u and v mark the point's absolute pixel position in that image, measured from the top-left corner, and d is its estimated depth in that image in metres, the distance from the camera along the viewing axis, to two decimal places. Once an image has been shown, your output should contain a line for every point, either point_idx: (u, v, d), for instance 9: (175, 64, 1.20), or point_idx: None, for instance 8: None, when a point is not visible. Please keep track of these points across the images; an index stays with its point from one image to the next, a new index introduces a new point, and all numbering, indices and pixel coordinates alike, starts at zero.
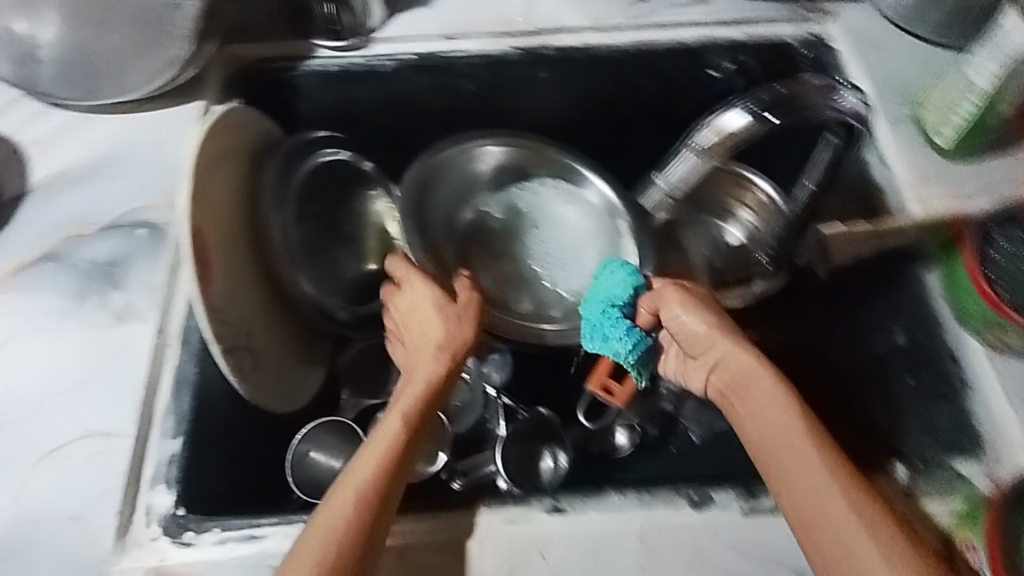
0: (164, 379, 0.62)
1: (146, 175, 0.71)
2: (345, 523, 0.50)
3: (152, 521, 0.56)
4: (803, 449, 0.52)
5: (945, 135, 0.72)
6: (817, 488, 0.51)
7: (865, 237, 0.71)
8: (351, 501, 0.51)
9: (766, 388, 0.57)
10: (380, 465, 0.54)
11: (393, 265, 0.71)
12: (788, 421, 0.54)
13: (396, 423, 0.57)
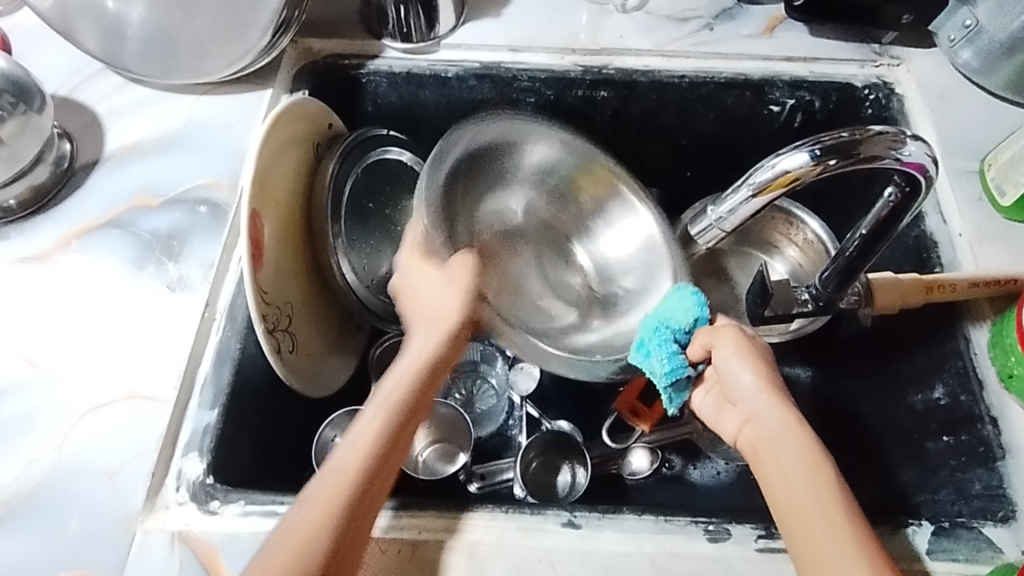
0: (206, 352, 0.64)
1: (212, 154, 0.74)
2: (336, 498, 0.50)
3: (181, 486, 0.58)
4: (828, 513, 0.51)
5: (1013, 195, 0.69)
6: (841, 551, 0.48)
7: (917, 294, 0.65)
8: (349, 478, 0.51)
9: (804, 449, 0.54)
10: (347, 482, 0.51)
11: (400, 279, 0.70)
12: (815, 482, 0.52)
13: (378, 424, 0.55)
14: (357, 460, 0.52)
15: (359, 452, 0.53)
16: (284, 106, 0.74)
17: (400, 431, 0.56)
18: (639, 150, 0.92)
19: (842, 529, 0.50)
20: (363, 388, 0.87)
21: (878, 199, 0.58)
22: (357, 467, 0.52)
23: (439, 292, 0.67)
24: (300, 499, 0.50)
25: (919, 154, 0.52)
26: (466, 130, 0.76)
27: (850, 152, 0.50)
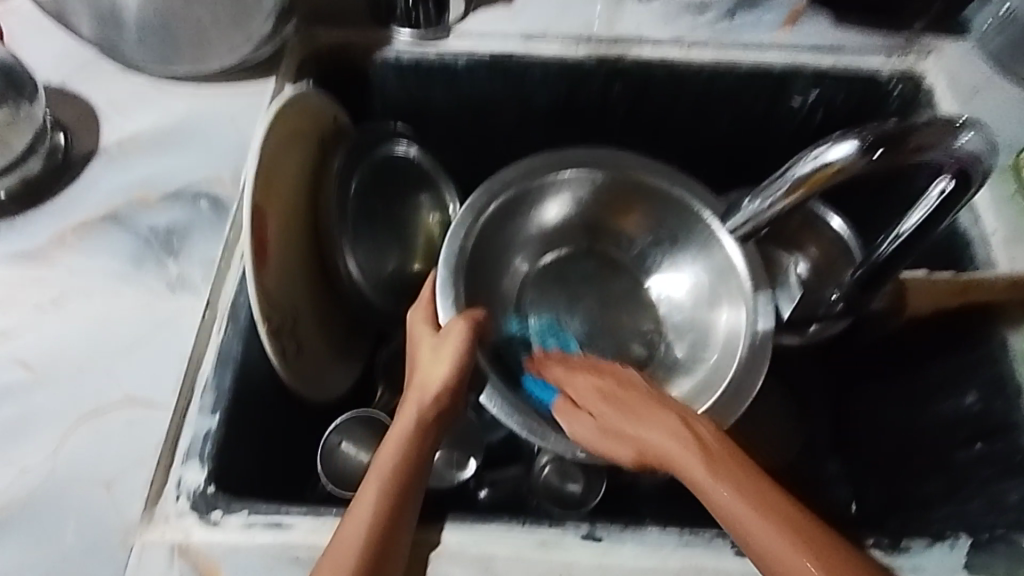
0: (208, 354, 0.61)
1: (213, 147, 0.71)
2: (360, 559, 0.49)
3: (180, 495, 0.55)
4: (752, 511, 0.50)
5: None
6: (779, 552, 0.48)
7: (953, 296, 0.66)
8: (358, 534, 0.50)
9: (699, 452, 0.54)
10: (351, 547, 0.50)
11: (415, 317, 0.67)
12: (725, 482, 0.52)
13: (374, 489, 0.53)
14: (360, 518, 0.51)
15: (360, 514, 0.51)
16: (289, 99, 0.71)
17: (395, 490, 0.54)
18: (654, 146, 0.89)
19: (771, 524, 0.49)
20: (368, 390, 0.84)
21: (922, 197, 0.54)
22: (363, 533, 0.50)
23: (438, 367, 0.62)
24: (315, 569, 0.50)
25: (973, 148, 0.48)
26: (493, 189, 0.73)
27: (899, 144, 0.46)
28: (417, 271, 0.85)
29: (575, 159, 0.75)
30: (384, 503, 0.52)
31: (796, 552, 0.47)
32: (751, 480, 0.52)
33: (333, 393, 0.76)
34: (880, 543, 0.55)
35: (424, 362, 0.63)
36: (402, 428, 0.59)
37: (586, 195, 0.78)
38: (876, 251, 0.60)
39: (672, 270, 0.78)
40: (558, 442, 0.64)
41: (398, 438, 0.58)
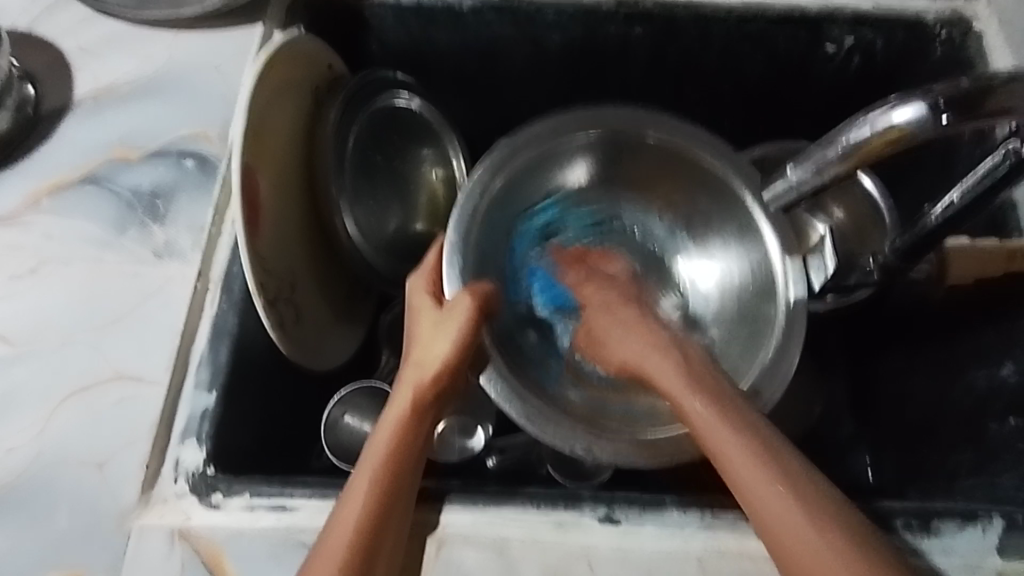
0: (202, 327, 0.58)
1: (198, 99, 0.65)
2: (350, 547, 0.46)
3: (179, 477, 0.53)
4: (757, 468, 0.47)
5: None
6: (780, 509, 0.45)
7: (998, 263, 0.62)
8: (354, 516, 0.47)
9: (713, 404, 0.52)
10: (359, 519, 0.47)
11: (413, 288, 0.63)
12: (732, 435, 0.50)
13: (364, 477, 0.50)
14: (356, 500, 0.48)
15: (354, 498, 0.49)
16: (279, 45, 0.65)
17: (387, 478, 0.50)
18: (674, 96, 0.83)
19: (771, 480, 0.46)
20: (372, 356, 0.81)
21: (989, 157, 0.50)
22: (354, 519, 0.47)
23: (433, 353, 0.56)
24: (327, 525, 0.48)
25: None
26: (512, 147, 0.66)
27: (972, 108, 0.40)
28: (420, 232, 0.81)
29: (601, 118, 0.68)
30: (377, 492, 0.49)
31: (793, 513, 0.45)
32: (763, 437, 0.49)
33: (334, 361, 0.73)
34: (910, 525, 0.53)
35: (421, 337, 0.58)
36: (399, 409, 0.55)
37: (606, 164, 0.71)
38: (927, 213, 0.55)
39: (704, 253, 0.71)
40: (560, 434, 0.58)
41: (392, 420, 0.54)
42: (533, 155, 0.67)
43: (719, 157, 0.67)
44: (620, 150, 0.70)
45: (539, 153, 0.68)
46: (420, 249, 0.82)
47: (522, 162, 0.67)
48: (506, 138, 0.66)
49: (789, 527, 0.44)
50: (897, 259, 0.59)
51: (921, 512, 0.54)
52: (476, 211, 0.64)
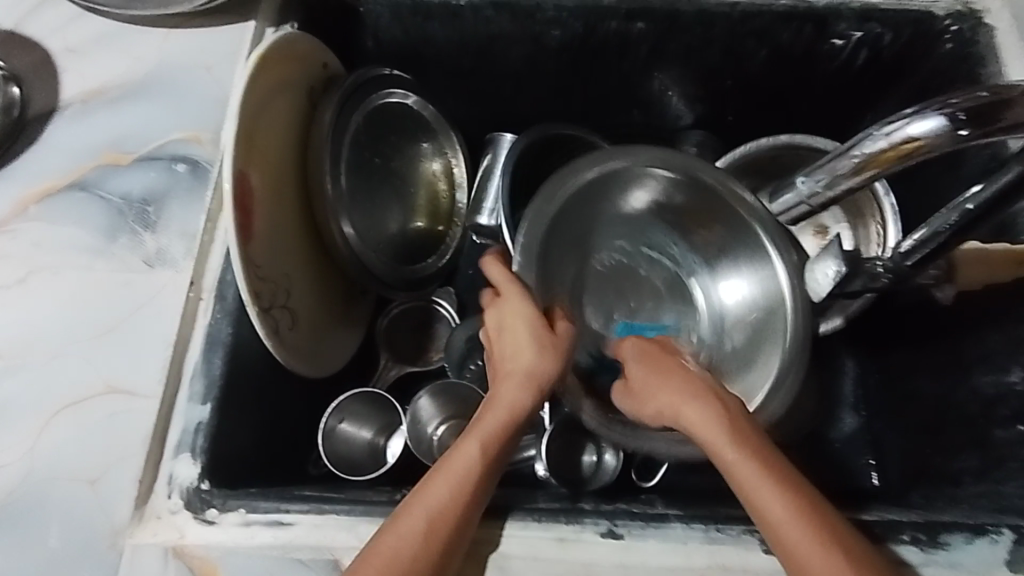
0: (195, 337, 0.57)
1: (188, 100, 0.63)
2: (443, 523, 0.47)
3: (173, 492, 0.52)
4: (788, 507, 0.47)
5: None
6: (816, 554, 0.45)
7: (1008, 267, 0.58)
8: (452, 493, 0.48)
9: (745, 436, 0.51)
10: (445, 510, 0.47)
11: (491, 272, 0.60)
12: (764, 472, 0.49)
13: (466, 461, 0.50)
14: (455, 478, 0.49)
15: (455, 476, 0.49)
16: (270, 45, 0.63)
17: (487, 466, 0.51)
18: (677, 92, 0.81)
19: (805, 521, 0.46)
20: (370, 359, 0.80)
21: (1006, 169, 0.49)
22: (450, 506, 0.48)
23: (540, 351, 0.56)
24: (389, 523, 0.47)
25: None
26: (571, 176, 0.64)
27: (991, 120, 0.39)
28: (420, 229, 0.81)
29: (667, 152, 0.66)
30: (475, 477, 0.50)
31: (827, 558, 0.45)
32: (787, 476, 0.49)
33: (332, 367, 0.72)
34: (916, 538, 0.52)
35: (518, 330, 0.57)
36: (494, 399, 0.54)
37: (664, 194, 0.68)
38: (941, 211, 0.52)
39: (728, 275, 0.69)
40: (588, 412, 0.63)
41: (490, 408, 0.54)
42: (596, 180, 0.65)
43: (755, 202, 0.64)
44: (685, 189, 0.67)
45: (602, 180, 0.66)
46: (418, 250, 0.81)
47: (582, 187, 0.65)
48: (564, 168, 0.64)
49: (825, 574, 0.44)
50: (904, 266, 0.55)
51: (927, 524, 0.53)
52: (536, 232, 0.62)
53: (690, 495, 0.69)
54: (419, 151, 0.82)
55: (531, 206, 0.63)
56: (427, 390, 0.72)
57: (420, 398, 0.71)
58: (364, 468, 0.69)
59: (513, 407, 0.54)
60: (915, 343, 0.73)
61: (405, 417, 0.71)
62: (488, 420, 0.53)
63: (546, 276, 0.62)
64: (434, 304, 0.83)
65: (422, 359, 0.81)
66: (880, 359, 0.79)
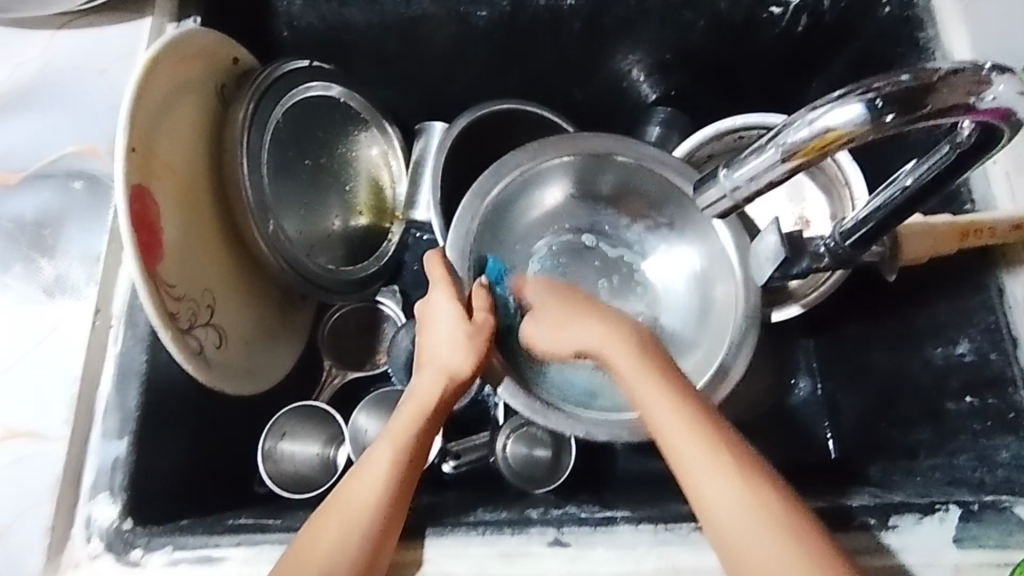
0: (105, 367, 0.54)
1: (80, 110, 0.59)
2: (364, 531, 0.46)
3: (92, 536, 0.49)
4: (722, 497, 0.46)
5: None
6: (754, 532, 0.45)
7: (950, 242, 0.55)
8: (371, 494, 0.48)
9: (685, 411, 0.49)
10: (362, 513, 0.47)
11: (431, 263, 0.58)
12: (713, 464, 0.47)
13: (382, 464, 0.50)
14: (372, 482, 0.49)
15: (372, 480, 0.49)
16: (163, 44, 0.57)
17: (405, 467, 0.50)
18: (615, 65, 0.78)
19: (741, 510, 0.46)
20: (314, 366, 0.78)
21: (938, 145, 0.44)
22: (367, 507, 0.47)
23: (453, 344, 0.56)
24: (308, 528, 0.47)
25: (1006, 97, 0.37)
26: (486, 186, 0.64)
27: (915, 105, 0.36)
28: (362, 226, 0.77)
29: (597, 142, 0.65)
30: (394, 477, 0.49)
31: (763, 539, 0.45)
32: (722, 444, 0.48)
33: (269, 379, 0.68)
34: (867, 522, 0.52)
35: (438, 332, 0.56)
36: (409, 402, 0.54)
37: (584, 180, 0.67)
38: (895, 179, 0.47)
39: (676, 258, 0.68)
40: (560, 422, 0.61)
41: (406, 408, 0.54)
42: (512, 182, 0.65)
43: (684, 168, 0.64)
44: (607, 169, 0.66)
45: (525, 178, 0.65)
46: (356, 249, 0.77)
47: (503, 193, 0.65)
48: (479, 181, 0.64)
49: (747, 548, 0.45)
50: (848, 246, 0.52)
51: (878, 508, 0.53)
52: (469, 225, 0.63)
53: (647, 485, 0.68)
54: (351, 144, 0.76)
55: (459, 205, 0.63)
56: (364, 406, 0.71)
57: (358, 416, 0.70)
58: (313, 484, 0.67)
59: (426, 404, 0.54)
60: (867, 313, 0.72)
61: (347, 433, 0.69)
62: (402, 422, 0.53)
63: (474, 265, 0.63)
64: (378, 303, 0.80)
65: (367, 361, 0.78)
66: (833, 330, 0.78)
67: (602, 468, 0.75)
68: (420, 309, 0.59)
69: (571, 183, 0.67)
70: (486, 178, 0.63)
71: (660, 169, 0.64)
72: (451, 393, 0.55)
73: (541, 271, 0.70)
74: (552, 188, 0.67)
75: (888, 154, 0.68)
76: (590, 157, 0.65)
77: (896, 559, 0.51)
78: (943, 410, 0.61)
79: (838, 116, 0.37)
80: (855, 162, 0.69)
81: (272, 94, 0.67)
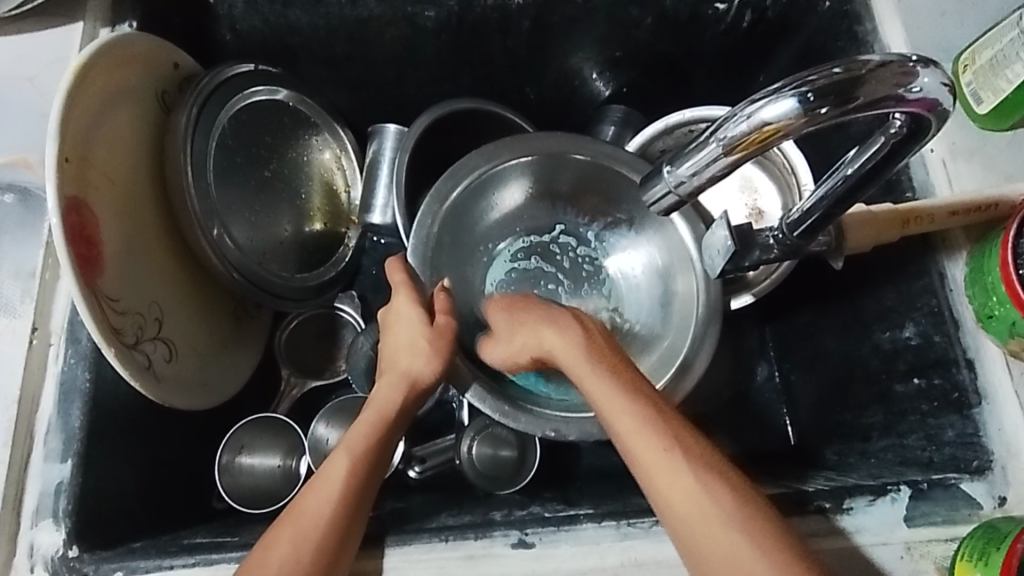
0: (45, 387, 0.52)
1: (10, 122, 0.58)
2: (319, 544, 0.45)
3: (35, 565, 0.48)
4: (677, 481, 0.46)
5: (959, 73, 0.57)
6: (707, 525, 0.45)
7: (893, 229, 0.56)
8: (327, 505, 0.47)
9: (633, 406, 0.50)
10: (318, 525, 0.46)
11: (393, 266, 0.58)
12: (657, 450, 0.48)
13: (338, 473, 0.49)
14: (328, 493, 0.48)
15: (329, 490, 0.48)
16: (96, 49, 0.55)
17: (363, 477, 0.49)
18: (566, 64, 0.78)
19: (701, 495, 0.46)
20: (274, 375, 0.76)
21: (874, 134, 0.44)
22: (323, 519, 0.46)
23: (412, 349, 0.55)
24: (262, 543, 0.46)
25: (932, 88, 0.38)
26: (445, 190, 0.63)
27: (846, 98, 0.37)
28: (317, 232, 0.76)
29: (552, 141, 0.65)
30: (351, 487, 0.49)
31: (726, 528, 0.44)
32: (679, 432, 0.48)
33: (224, 392, 0.67)
34: (824, 506, 0.53)
35: (398, 338, 0.56)
36: (367, 410, 0.54)
37: (544, 178, 0.67)
38: (835, 166, 0.48)
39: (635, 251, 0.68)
40: (530, 423, 0.60)
41: (365, 417, 0.53)
42: (470, 183, 0.64)
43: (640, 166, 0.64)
44: (565, 167, 0.66)
45: (484, 178, 0.65)
46: (312, 255, 0.76)
47: (461, 196, 0.64)
48: (437, 186, 0.63)
49: (708, 530, 0.45)
50: (795, 236, 0.53)
51: (833, 491, 0.54)
52: (430, 226, 0.63)
53: (612, 481, 0.68)
54: (302, 149, 0.75)
55: (420, 207, 0.63)
56: (324, 414, 0.70)
57: (318, 424, 0.68)
58: (273, 496, 0.66)
59: (384, 411, 0.53)
60: (819, 301, 0.74)
61: (306, 443, 0.68)
62: (359, 431, 0.52)
63: (435, 266, 0.63)
64: (337, 309, 0.78)
65: (329, 368, 0.77)
66: (789, 318, 0.79)
67: (569, 465, 0.76)
68: (383, 314, 0.58)
69: (530, 184, 0.67)
70: (445, 180, 0.63)
71: (620, 166, 0.65)
72: (411, 399, 0.55)
73: (502, 275, 0.70)
74: (511, 187, 0.67)
75: (834, 145, 0.70)
76: (549, 156, 0.65)
77: (850, 540, 0.52)
78: (892, 393, 0.63)
79: (774, 108, 0.38)
80: (799, 155, 0.71)
81: (214, 99, 0.65)
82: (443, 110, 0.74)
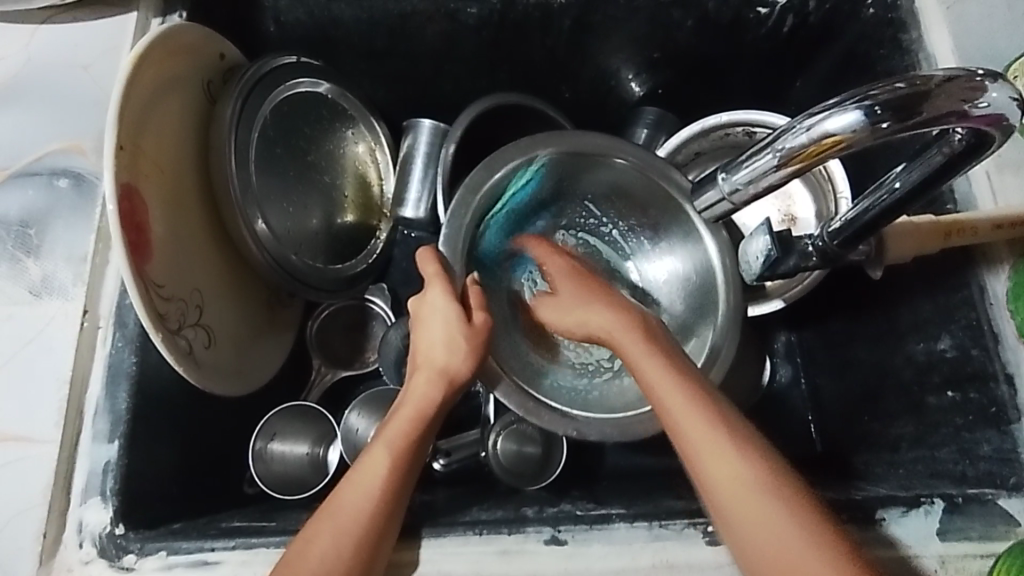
0: (95, 369, 0.54)
1: (67, 109, 0.60)
2: (355, 541, 0.47)
3: (84, 541, 0.50)
4: (719, 448, 0.47)
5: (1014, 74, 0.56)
6: (745, 501, 0.46)
7: (935, 240, 0.56)
8: (363, 503, 0.48)
9: (683, 388, 0.51)
10: (355, 522, 0.47)
11: (425, 261, 0.58)
12: (713, 435, 0.48)
13: (376, 470, 0.50)
14: (367, 490, 0.49)
15: (366, 487, 0.49)
16: (150, 41, 0.56)
17: (398, 476, 0.50)
18: (604, 64, 0.78)
19: (740, 469, 0.47)
20: (304, 364, 0.78)
21: (930, 150, 0.44)
22: (360, 515, 0.47)
23: (448, 345, 0.55)
24: (300, 535, 0.47)
25: (1000, 103, 0.38)
26: (479, 181, 0.61)
27: (909, 113, 0.37)
28: (349, 223, 0.76)
29: (591, 140, 0.64)
30: (386, 485, 0.49)
31: (768, 506, 0.45)
32: (722, 413, 0.50)
33: (259, 380, 0.68)
34: (855, 516, 0.53)
35: (433, 335, 0.56)
36: (402, 405, 0.54)
37: (575, 175, 0.66)
38: (886, 179, 0.47)
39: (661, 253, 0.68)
40: (552, 421, 0.61)
41: (400, 412, 0.53)
42: (510, 173, 0.63)
43: (670, 170, 0.64)
44: (599, 168, 0.66)
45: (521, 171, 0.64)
46: (342, 250, 0.76)
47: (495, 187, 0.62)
48: (473, 175, 0.61)
49: (747, 504, 0.45)
50: (835, 245, 0.52)
51: (865, 501, 0.54)
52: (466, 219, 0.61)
53: (636, 482, 0.69)
54: (339, 142, 0.76)
55: (457, 196, 0.61)
56: (357, 403, 0.71)
57: (352, 414, 0.69)
58: (303, 483, 0.67)
59: (421, 411, 0.54)
60: (849, 310, 0.74)
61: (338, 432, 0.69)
62: (395, 428, 0.52)
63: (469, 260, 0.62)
64: (368, 302, 0.79)
65: (357, 360, 0.78)
66: (818, 327, 0.79)
67: (592, 464, 0.76)
68: (415, 308, 0.58)
69: (561, 180, 0.67)
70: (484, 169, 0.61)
71: (658, 164, 0.64)
72: (448, 396, 0.55)
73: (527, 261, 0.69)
74: (543, 183, 0.67)
75: (872, 153, 0.69)
76: (585, 154, 0.64)
77: (878, 549, 0.52)
78: (922, 404, 0.63)
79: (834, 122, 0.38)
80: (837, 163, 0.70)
81: (256, 91, 0.66)
82: (479, 107, 0.75)
